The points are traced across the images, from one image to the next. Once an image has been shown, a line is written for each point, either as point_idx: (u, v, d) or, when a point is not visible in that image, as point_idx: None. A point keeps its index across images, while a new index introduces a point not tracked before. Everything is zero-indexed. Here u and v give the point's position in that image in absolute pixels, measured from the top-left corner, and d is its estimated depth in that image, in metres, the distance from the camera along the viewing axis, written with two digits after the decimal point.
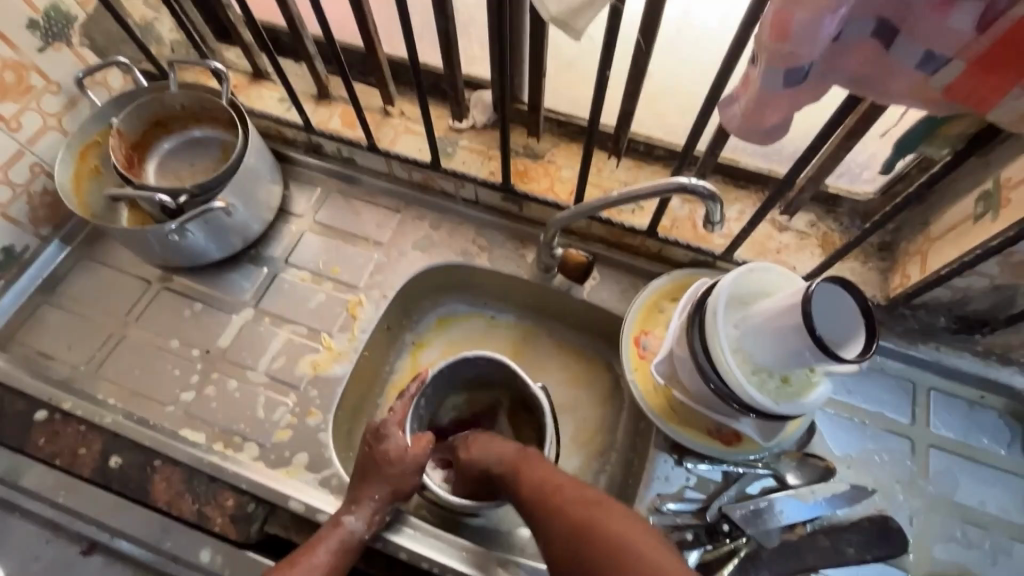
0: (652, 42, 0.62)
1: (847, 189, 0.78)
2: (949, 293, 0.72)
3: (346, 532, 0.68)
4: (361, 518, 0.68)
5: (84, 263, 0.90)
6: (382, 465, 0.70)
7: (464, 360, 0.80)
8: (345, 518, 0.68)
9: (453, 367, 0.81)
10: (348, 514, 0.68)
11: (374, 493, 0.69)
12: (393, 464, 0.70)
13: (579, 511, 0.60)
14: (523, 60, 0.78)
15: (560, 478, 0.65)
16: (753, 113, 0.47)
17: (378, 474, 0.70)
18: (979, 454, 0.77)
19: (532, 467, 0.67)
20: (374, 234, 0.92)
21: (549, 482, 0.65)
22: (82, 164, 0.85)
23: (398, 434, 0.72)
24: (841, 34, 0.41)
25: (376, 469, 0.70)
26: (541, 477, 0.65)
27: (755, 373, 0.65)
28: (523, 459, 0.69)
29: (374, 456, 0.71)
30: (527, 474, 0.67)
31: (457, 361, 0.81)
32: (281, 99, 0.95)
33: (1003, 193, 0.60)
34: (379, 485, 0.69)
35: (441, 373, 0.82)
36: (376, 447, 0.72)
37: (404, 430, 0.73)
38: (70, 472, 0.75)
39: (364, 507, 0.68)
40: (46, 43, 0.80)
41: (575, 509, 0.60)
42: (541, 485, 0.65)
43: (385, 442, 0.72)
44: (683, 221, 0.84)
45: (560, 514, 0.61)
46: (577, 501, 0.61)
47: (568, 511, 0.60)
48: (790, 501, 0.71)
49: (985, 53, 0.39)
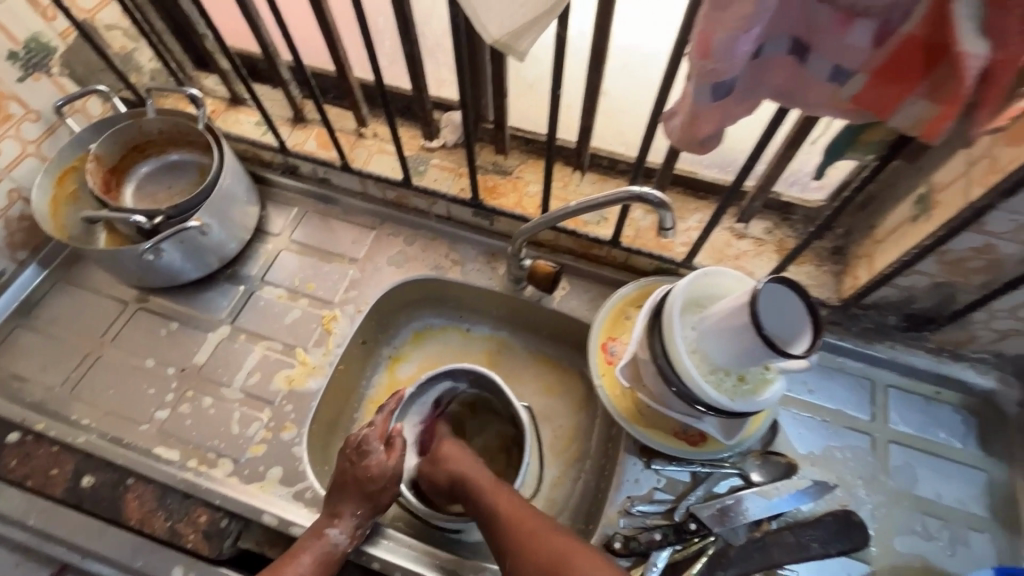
0: (602, 63, 0.66)
1: (799, 198, 0.82)
2: (895, 292, 0.76)
3: (329, 545, 0.68)
4: (344, 531, 0.68)
5: (62, 285, 0.91)
6: (362, 482, 0.70)
7: (445, 373, 0.83)
8: (327, 530, 0.68)
9: (435, 380, 0.84)
10: (332, 528, 0.68)
11: (356, 508, 0.69)
12: (374, 479, 0.70)
13: (539, 547, 0.64)
14: (487, 84, 0.83)
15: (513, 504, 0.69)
16: (690, 126, 0.51)
17: (359, 490, 0.69)
18: (936, 447, 0.80)
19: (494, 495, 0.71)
20: (349, 251, 0.94)
21: (509, 510, 0.69)
22: (60, 188, 0.87)
23: (378, 448, 0.72)
24: (761, 51, 0.45)
25: (356, 484, 0.69)
26: (504, 509, 0.69)
27: (712, 373, 0.68)
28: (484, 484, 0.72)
29: (355, 472, 0.70)
30: (491, 495, 0.71)
31: (445, 372, 0.83)
32: (258, 123, 0.98)
33: (935, 196, 0.65)
34: (359, 500, 0.69)
35: (428, 381, 0.84)
36: (359, 463, 0.71)
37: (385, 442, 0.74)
38: (40, 493, 0.75)
39: (347, 521, 0.68)
40: (26, 73, 0.83)
41: (532, 541, 0.65)
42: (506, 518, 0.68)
43: (366, 458, 0.71)
44: (646, 231, 0.87)
45: (517, 543, 0.66)
46: (540, 540, 0.65)
47: (527, 544, 0.65)
48: (755, 498, 0.73)
49: (883, 66, 0.42)
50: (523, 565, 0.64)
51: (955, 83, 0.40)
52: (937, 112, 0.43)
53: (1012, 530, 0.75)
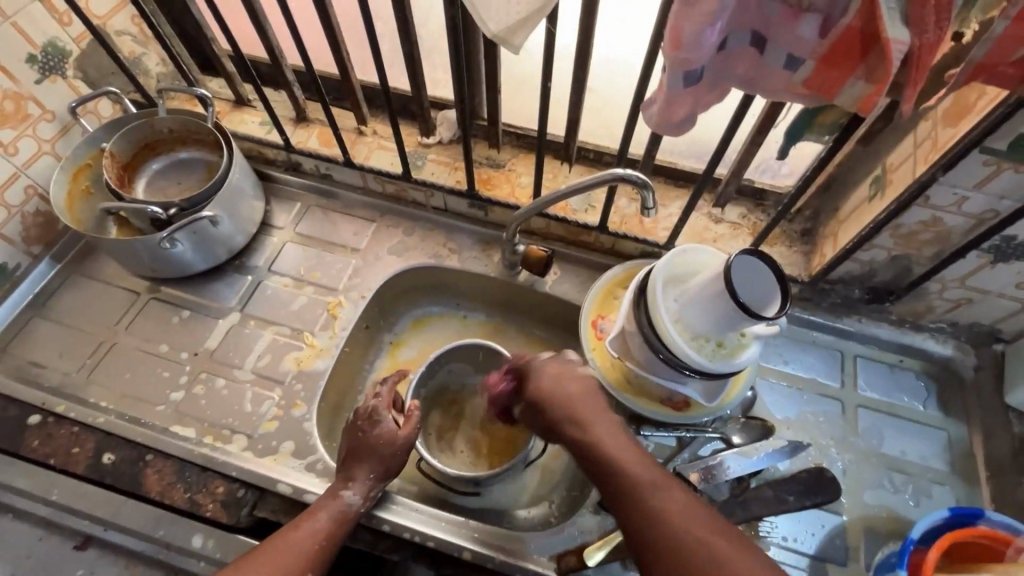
0: (587, 60, 0.72)
1: (771, 184, 0.90)
2: (858, 267, 0.83)
3: (344, 505, 0.72)
4: (358, 492, 0.73)
5: (74, 277, 0.95)
6: (376, 447, 0.75)
7: (457, 348, 0.91)
8: (342, 492, 0.73)
9: (446, 355, 0.92)
10: (346, 490, 0.72)
11: (369, 471, 0.74)
12: (386, 445, 0.75)
13: (653, 481, 0.60)
14: (481, 83, 0.89)
15: (631, 449, 0.64)
16: (665, 111, 0.57)
17: (372, 455, 0.75)
18: (901, 410, 0.87)
19: (611, 436, 0.65)
20: (351, 241, 0.99)
21: (616, 447, 0.64)
22: (75, 184, 0.91)
23: (389, 418, 0.77)
24: (726, 44, 0.52)
25: (370, 450, 0.75)
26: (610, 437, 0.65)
27: (693, 339, 0.74)
28: (599, 422, 0.67)
29: (368, 441, 0.75)
30: (598, 430, 0.66)
31: (461, 346, 0.91)
32: (263, 123, 1.03)
33: (888, 175, 0.72)
34: (372, 465, 0.74)
35: (438, 361, 0.92)
36: (370, 432, 0.76)
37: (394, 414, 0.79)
38: (63, 470, 0.79)
39: (361, 483, 0.73)
40: (43, 75, 0.87)
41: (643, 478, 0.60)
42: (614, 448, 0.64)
43: (377, 427, 0.76)
44: (631, 217, 0.94)
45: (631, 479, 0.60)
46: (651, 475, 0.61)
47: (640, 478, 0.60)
48: (736, 458, 0.79)
49: (827, 54, 0.49)
50: (638, 495, 0.59)
51: (884, 67, 0.48)
52: (870, 92, 0.51)
53: (968, 481, 0.82)
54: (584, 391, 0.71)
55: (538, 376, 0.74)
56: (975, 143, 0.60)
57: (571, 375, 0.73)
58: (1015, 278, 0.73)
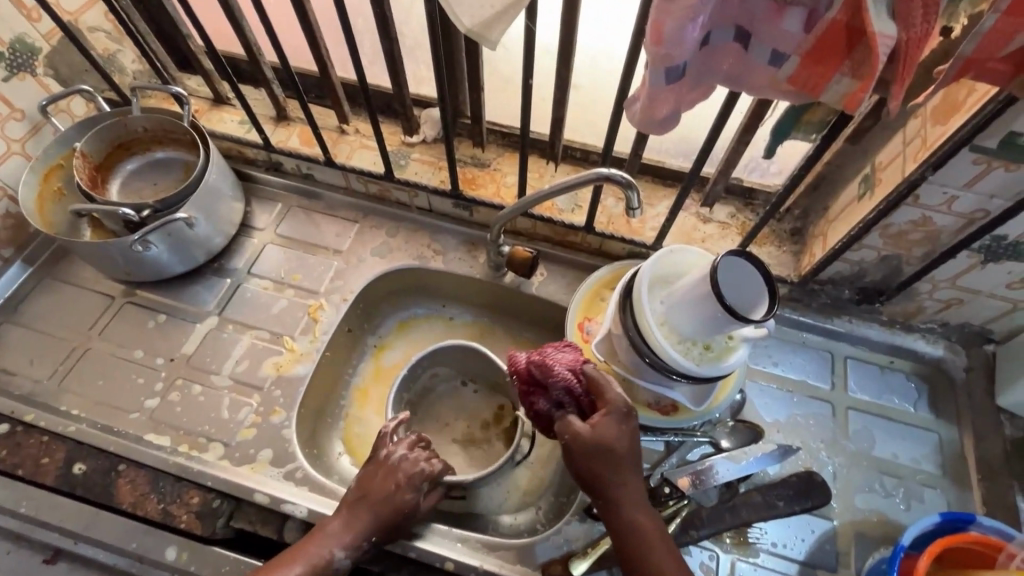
0: (570, 58, 0.70)
1: (760, 183, 0.88)
2: (847, 267, 0.82)
3: (328, 561, 0.67)
4: (350, 555, 0.68)
5: (47, 282, 0.92)
6: (397, 514, 0.70)
7: (439, 349, 0.89)
8: (335, 548, 0.67)
9: (430, 356, 0.90)
10: (339, 548, 0.67)
11: (371, 535, 0.69)
12: (404, 516, 0.71)
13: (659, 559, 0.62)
14: (464, 81, 0.87)
15: (646, 514, 0.64)
16: (648, 109, 0.55)
17: (386, 521, 0.69)
18: (891, 412, 0.86)
19: (655, 524, 0.64)
20: (333, 243, 0.97)
21: (634, 513, 0.64)
22: (46, 186, 0.88)
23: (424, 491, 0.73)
24: (709, 39, 0.50)
25: (383, 512, 0.69)
26: (632, 500, 0.64)
27: (680, 343, 0.72)
28: (649, 507, 0.65)
29: (394, 502, 0.70)
30: (625, 491, 0.64)
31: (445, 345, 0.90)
32: (242, 122, 1.00)
33: (877, 174, 0.71)
34: (378, 531, 0.69)
35: (422, 363, 0.90)
36: (400, 497, 0.71)
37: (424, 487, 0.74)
38: (33, 481, 0.77)
39: (357, 545, 0.68)
40: (11, 73, 0.85)
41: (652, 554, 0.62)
42: (632, 516, 0.64)
43: (406, 496, 0.71)
44: (618, 217, 0.92)
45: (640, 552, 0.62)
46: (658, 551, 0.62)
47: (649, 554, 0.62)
48: (725, 462, 0.77)
49: (812, 49, 0.48)
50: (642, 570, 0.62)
51: (870, 63, 0.46)
52: (856, 88, 0.49)
53: (960, 484, 0.81)
54: (626, 440, 0.65)
55: (616, 424, 0.65)
56: (964, 142, 0.58)
57: (619, 416, 0.66)
58: (1007, 278, 0.72)
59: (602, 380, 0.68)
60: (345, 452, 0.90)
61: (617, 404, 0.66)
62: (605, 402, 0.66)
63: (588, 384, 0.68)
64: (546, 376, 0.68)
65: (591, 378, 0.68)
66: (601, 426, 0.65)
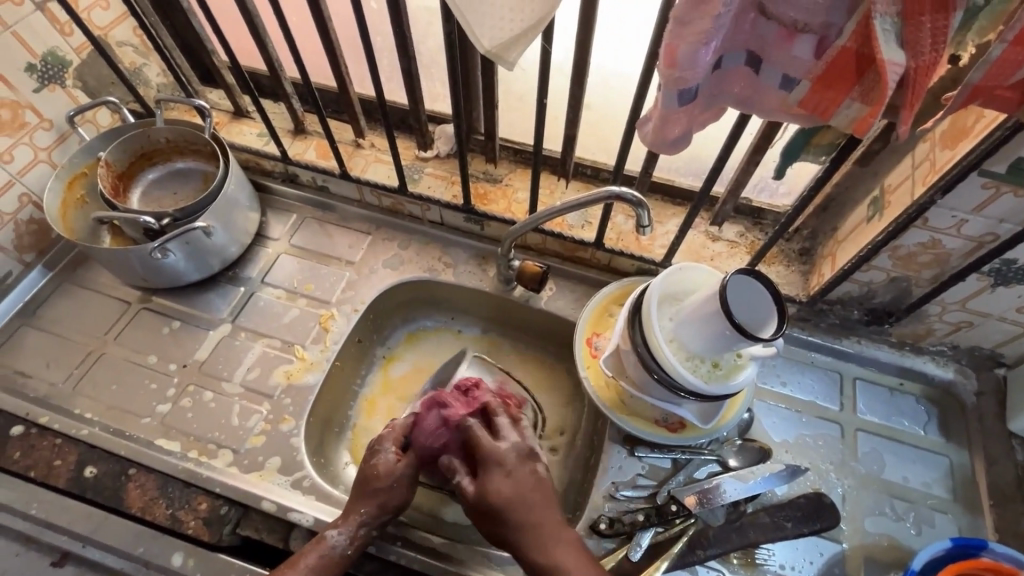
0: (584, 78, 0.72)
1: (769, 204, 0.89)
2: (856, 287, 0.82)
3: (326, 547, 0.70)
4: (344, 532, 0.71)
5: (65, 287, 0.94)
6: (370, 480, 0.74)
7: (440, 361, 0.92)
8: (328, 532, 0.71)
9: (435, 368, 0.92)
10: (332, 528, 0.71)
11: (361, 508, 0.72)
12: (380, 478, 0.74)
13: None
14: (479, 97, 0.89)
15: (566, 545, 0.66)
16: (660, 130, 0.56)
17: (367, 490, 0.73)
18: (901, 434, 0.85)
19: (570, 551, 0.66)
20: (346, 254, 0.99)
21: (546, 546, 0.66)
22: (70, 193, 0.91)
23: (388, 448, 0.76)
24: (721, 62, 0.51)
25: (365, 484, 0.74)
26: (540, 536, 0.67)
27: (688, 359, 0.73)
28: (563, 536, 0.67)
29: (365, 472, 0.75)
30: (530, 531, 0.67)
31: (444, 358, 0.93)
32: (261, 134, 1.03)
33: (886, 197, 0.72)
34: (365, 501, 0.72)
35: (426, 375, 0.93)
36: (368, 463, 0.76)
37: (396, 445, 0.77)
38: (44, 484, 0.78)
39: (350, 522, 0.71)
40: (42, 84, 0.87)
41: None
42: (546, 550, 0.66)
43: (377, 457, 0.76)
44: (628, 234, 0.93)
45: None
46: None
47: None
48: (732, 481, 0.76)
49: (823, 74, 0.49)
50: None
51: (880, 90, 0.47)
52: (865, 113, 0.50)
53: (972, 509, 0.80)
54: (515, 486, 0.70)
55: (497, 474, 0.71)
56: (974, 166, 0.59)
57: (501, 468, 0.71)
58: (1017, 302, 0.72)
59: (481, 434, 0.74)
60: (352, 462, 0.91)
61: (493, 456, 0.72)
62: (482, 460, 0.72)
63: (465, 433, 0.75)
64: (419, 436, 0.78)
65: (468, 432, 0.75)
66: (483, 485, 0.70)
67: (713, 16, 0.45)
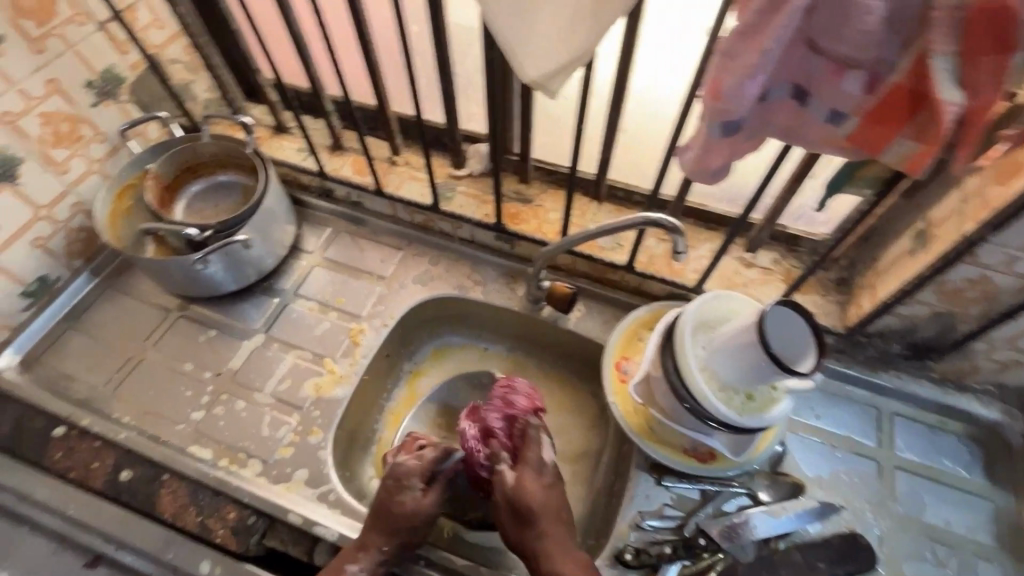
0: (623, 103, 0.72)
1: (805, 231, 0.88)
2: (897, 321, 0.80)
3: None
4: (363, 566, 0.70)
5: (109, 292, 0.98)
6: (393, 516, 0.72)
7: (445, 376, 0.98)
8: (347, 565, 0.70)
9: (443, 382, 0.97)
10: (352, 562, 0.70)
11: (380, 543, 0.71)
12: (406, 516, 0.72)
13: None
14: (515, 118, 0.89)
15: (575, 559, 0.68)
16: (701, 159, 0.56)
17: (389, 526, 0.71)
18: (942, 475, 0.82)
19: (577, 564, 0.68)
20: (377, 269, 1.00)
21: (557, 557, 0.69)
22: (119, 204, 0.94)
23: (415, 487, 0.74)
24: (767, 96, 0.51)
25: (387, 520, 0.72)
26: (555, 545, 0.70)
27: (722, 390, 0.71)
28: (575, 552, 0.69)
29: (389, 507, 0.72)
30: (547, 539, 0.70)
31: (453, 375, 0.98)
32: (300, 149, 1.06)
33: (932, 230, 0.69)
34: (386, 537, 0.71)
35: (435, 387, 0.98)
36: (393, 498, 0.73)
37: (422, 482, 0.75)
38: (82, 485, 0.80)
39: (369, 557, 0.70)
40: (98, 99, 0.92)
41: None
42: (556, 560, 0.68)
43: (402, 494, 0.73)
44: (660, 257, 0.92)
45: None
46: None
47: None
48: (762, 516, 0.75)
49: (873, 110, 0.48)
50: None
51: (934, 128, 0.47)
52: (919, 152, 0.49)
53: (1019, 559, 0.76)
54: (545, 492, 0.73)
55: (534, 477, 0.74)
56: None
57: (538, 473, 0.75)
58: None
59: (533, 439, 0.77)
60: (376, 477, 0.91)
61: (537, 459, 0.76)
62: (527, 459, 0.76)
63: (518, 436, 0.79)
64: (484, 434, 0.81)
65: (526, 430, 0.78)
66: (522, 480, 0.73)
67: (761, 50, 0.45)
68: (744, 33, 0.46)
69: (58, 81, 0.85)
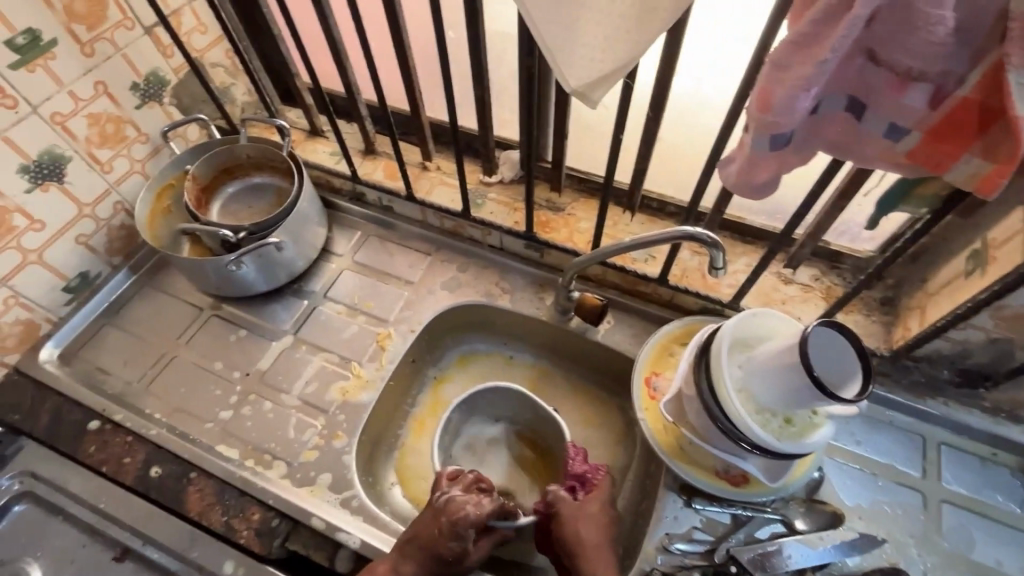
0: (662, 113, 0.70)
1: (848, 247, 0.84)
2: (949, 346, 0.75)
3: None
4: None
5: (146, 289, 1.00)
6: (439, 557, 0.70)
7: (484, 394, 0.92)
8: None
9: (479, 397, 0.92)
10: None
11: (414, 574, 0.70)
12: (454, 560, 0.71)
13: None
14: (549, 126, 0.88)
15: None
16: (746, 172, 0.53)
17: (429, 562, 0.70)
18: (993, 511, 0.77)
19: None
20: (405, 274, 1.00)
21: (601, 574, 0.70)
22: (158, 203, 0.96)
23: (468, 536, 0.71)
24: (820, 108, 0.48)
25: (428, 556, 0.70)
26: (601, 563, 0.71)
27: (758, 412, 0.68)
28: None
29: (437, 547, 0.70)
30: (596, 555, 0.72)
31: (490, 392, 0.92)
32: (333, 153, 1.07)
33: (991, 252, 0.65)
34: (421, 568, 0.70)
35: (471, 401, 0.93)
36: (444, 542, 0.70)
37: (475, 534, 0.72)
38: (114, 479, 0.82)
39: None
40: (143, 101, 0.94)
41: None
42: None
43: (456, 542, 0.71)
44: (694, 270, 0.90)
45: None
46: None
47: None
48: (797, 545, 0.72)
49: (936, 126, 0.45)
50: None
51: (1008, 146, 0.43)
52: (989, 171, 0.46)
53: None
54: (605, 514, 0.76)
55: (598, 503, 0.77)
56: None
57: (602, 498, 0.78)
58: None
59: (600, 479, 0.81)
60: (398, 483, 0.91)
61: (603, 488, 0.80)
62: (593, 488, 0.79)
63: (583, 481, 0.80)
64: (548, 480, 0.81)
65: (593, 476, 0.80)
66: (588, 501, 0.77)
67: (818, 61, 0.43)
68: (798, 42, 0.44)
69: (106, 84, 0.88)
